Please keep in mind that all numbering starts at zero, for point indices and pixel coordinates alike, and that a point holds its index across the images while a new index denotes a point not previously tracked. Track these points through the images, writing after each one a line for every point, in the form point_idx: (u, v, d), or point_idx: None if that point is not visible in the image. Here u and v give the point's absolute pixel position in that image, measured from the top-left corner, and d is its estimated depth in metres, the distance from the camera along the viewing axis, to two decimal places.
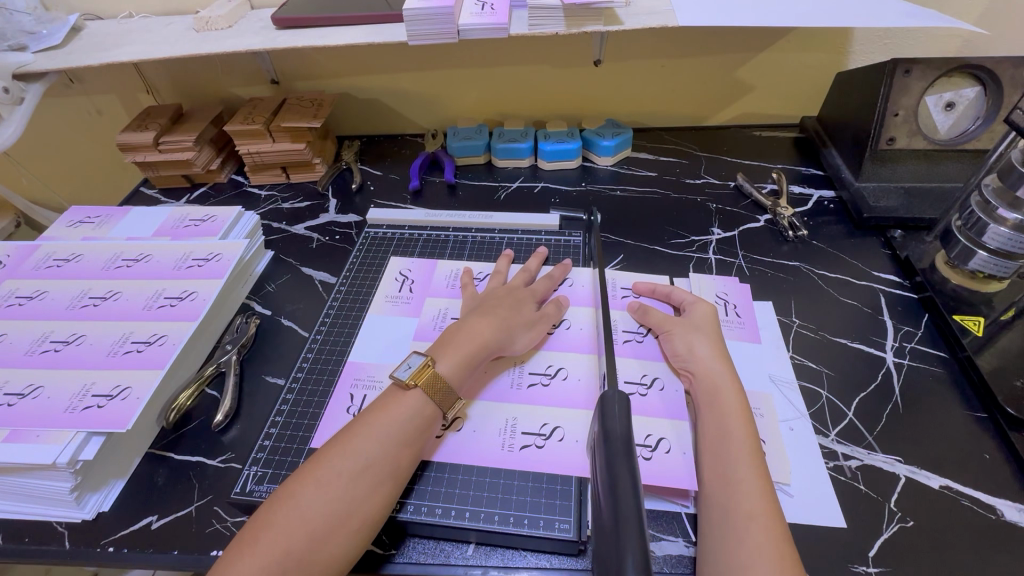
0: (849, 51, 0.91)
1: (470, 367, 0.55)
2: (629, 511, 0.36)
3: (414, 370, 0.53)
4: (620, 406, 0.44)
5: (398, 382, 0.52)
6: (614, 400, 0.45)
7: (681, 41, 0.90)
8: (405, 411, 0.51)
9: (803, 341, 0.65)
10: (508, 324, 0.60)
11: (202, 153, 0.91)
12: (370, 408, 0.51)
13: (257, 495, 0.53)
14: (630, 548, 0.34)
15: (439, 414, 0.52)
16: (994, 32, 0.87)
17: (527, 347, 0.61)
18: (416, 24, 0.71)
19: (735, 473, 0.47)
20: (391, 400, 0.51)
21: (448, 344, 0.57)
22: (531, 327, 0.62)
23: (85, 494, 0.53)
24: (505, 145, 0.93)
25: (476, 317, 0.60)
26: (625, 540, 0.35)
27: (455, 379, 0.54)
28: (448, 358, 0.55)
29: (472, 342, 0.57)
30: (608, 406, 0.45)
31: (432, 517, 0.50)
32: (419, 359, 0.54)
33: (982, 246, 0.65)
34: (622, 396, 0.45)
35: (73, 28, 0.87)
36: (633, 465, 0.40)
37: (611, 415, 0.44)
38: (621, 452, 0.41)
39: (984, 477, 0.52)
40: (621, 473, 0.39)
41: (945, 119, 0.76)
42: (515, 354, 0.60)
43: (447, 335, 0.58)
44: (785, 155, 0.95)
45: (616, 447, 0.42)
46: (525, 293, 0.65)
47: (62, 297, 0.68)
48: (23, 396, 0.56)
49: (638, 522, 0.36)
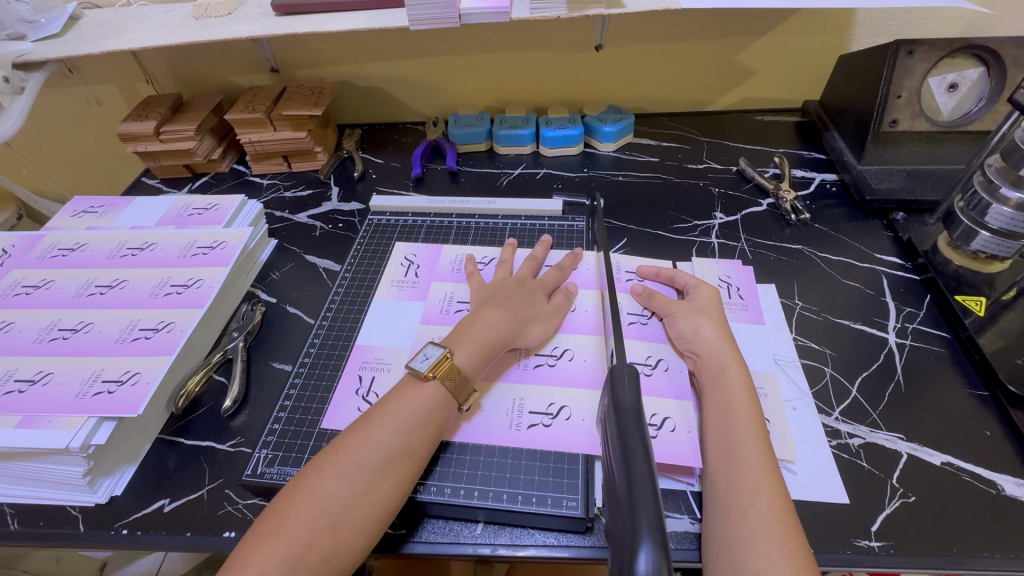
0: (851, 34, 0.90)
1: (485, 359, 0.56)
2: (641, 480, 0.37)
3: (432, 362, 0.53)
4: (630, 379, 0.45)
5: (414, 373, 0.53)
6: (624, 373, 0.46)
7: (682, 25, 0.89)
8: (422, 400, 0.51)
9: (806, 322, 0.66)
10: (520, 316, 0.60)
11: (203, 143, 0.91)
12: (385, 397, 0.52)
13: (268, 477, 0.54)
14: (645, 514, 0.35)
15: (455, 404, 0.53)
16: (997, 12, 0.87)
17: (540, 342, 0.61)
18: (418, 9, 0.71)
19: (739, 449, 0.48)
20: (407, 389, 0.52)
21: (463, 335, 0.57)
22: (544, 318, 0.62)
23: (98, 478, 0.54)
24: (506, 131, 0.92)
25: (488, 309, 0.60)
26: (641, 508, 0.35)
27: (470, 370, 0.54)
28: (463, 349, 0.55)
29: (487, 334, 0.57)
30: (617, 378, 0.45)
31: (441, 496, 0.50)
32: (436, 351, 0.55)
33: (984, 226, 0.65)
34: (631, 369, 0.46)
35: (70, 16, 0.86)
36: (644, 435, 0.41)
37: (621, 386, 0.45)
38: (632, 423, 0.42)
39: (985, 453, 0.53)
40: (632, 442, 0.40)
41: (948, 101, 0.76)
42: (527, 346, 0.60)
43: (460, 327, 0.58)
44: (787, 139, 0.95)
45: (627, 417, 0.42)
46: (536, 284, 0.65)
47: (68, 285, 0.68)
48: (34, 382, 0.57)
49: (651, 489, 0.37)
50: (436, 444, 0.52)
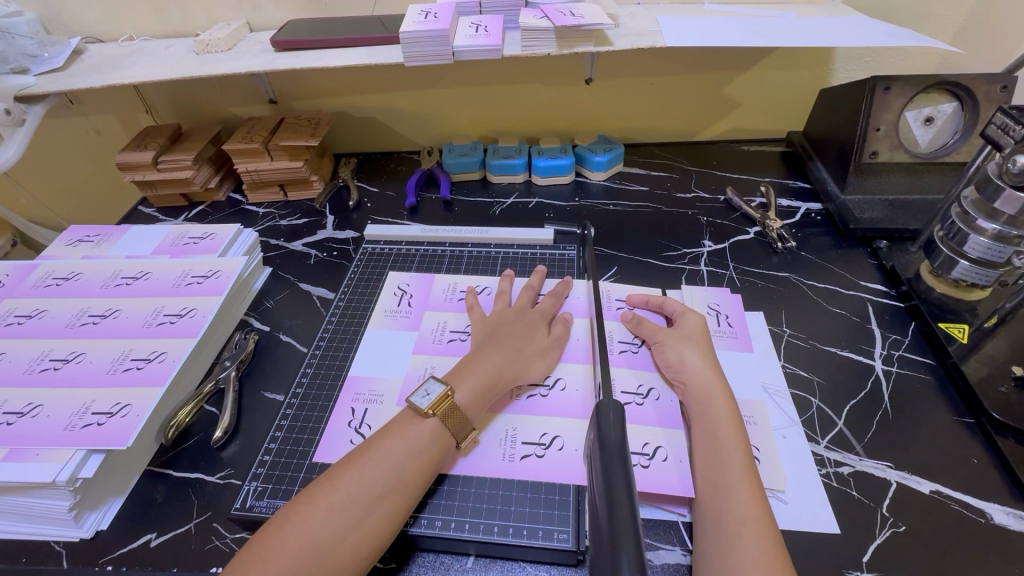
0: (831, 69, 0.94)
1: (486, 397, 0.56)
2: (623, 517, 0.37)
3: (433, 399, 0.53)
4: (615, 415, 0.45)
5: (415, 409, 0.53)
6: (609, 409, 0.46)
7: (669, 60, 0.93)
8: (421, 437, 0.51)
9: (795, 350, 0.67)
10: (520, 350, 0.61)
11: (201, 172, 0.93)
12: (382, 431, 0.52)
13: (257, 511, 0.53)
14: (625, 551, 0.35)
15: (453, 442, 0.53)
16: (968, 49, 0.91)
17: (541, 374, 0.61)
18: (413, 46, 0.73)
19: (725, 480, 0.48)
20: (406, 425, 0.52)
21: (465, 371, 0.57)
22: (544, 350, 0.62)
23: (84, 512, 0.53)
24: (499, 161, 0.95)
25: (490, 347, 0.60)
26: (621, 545, 0.35)
27: (470, 409, 0.54)
28: (464, 386, 0.55)
29: (489, 370, 0.57)
30: (603, 414, 0.46)
31: (433, 530, 0.50)
32: (437, 387, 0.55)
33: (964, 255, 0.66)
34: (617, 404, 0.46)
35: (74, 51, 0.88)
36: (628, 472, 0.41)
37: (607, 423, 0.45)
38: (616, 459, 0.42)
39: (974, 481, 0.54)
40: (616, 478, 0.40)
41: (925, 133, 0.79)
42: (527, 382, 0.60)
43: (463, 363, 0.59)
44: (772, 168, 0.97)
45: (612, 454, 0.43)
46: (535, 314, 0.66)
47: (62, 315, 0.68)
48: (23, 414, 0.56)
49: (632, 526, 0.37)
50: (434, 477, 0.52)
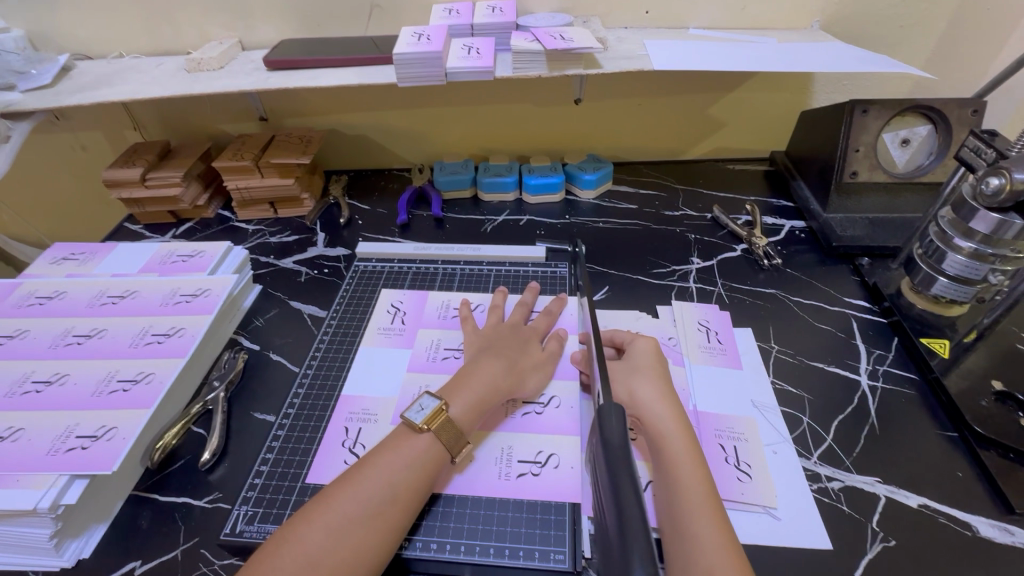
0: (811, 92, 0.97)
1: (482, 411, 0.56)
2: (632, 510, 0.35)
3: (427, 414, 0.53)
4: (619, 415, 0.42)
5: (409, 424, 0.53)
6: (611, 409, 0.43)
7: (656, 83, 0.95)
8: (417, 455, 0.51)
9: (782, 365, 0.68)
10: (515, 366, 0.61)
11: (190, 189, 0.92)
12: (379, 447, 0.52)
13: (248, 536, 0.52)
14: (637, 552, 0.32)
15: (447, 456, 0.52)
16: (939, 76, 0.95)
17: (535, 391, 0.62)
18: (406, 67, 0.74)
19: (689, 527, 0.45)
20: (401, 440, 0.52)
21: (459, 386, 0.57)
22: (538, 366, 0.63)
23: (64, 540, 0.52)
24: (490, 179, 0.96)
25: (484, 362, 0.60)
26: (633, 548, 0.33)
27: (465, 423, 0.54)
28: (460, 401, 0.55)
29: (483, 386, 0.57)
30: (605, 416, 0.43)
31: (428, 552, 0.50)
32: (431, 401, 0.55)
33: (942, 272, 0.68)
34: (619, 406, 0.43)
35: (62, 67, 0.88)
36: (634, 473, 0.38)
37: (609, 424, 0.42)
38: (621, 459, 0.39)
39: (957, 494, 0.55)
40: (627, 501, 0.36)
41: (902, 154, 0.82)
42: (523, 396, 0.61)
43: (458, 376, 0.58)
44: (757, 187, 1.00)
45: (617, 454, 0.39)
46: (528, 331, 0.66)
47: (44, 335, 0.67)
48: (3, 439, 0.55)
49: (643, 526, 0.34)
50: (427, 496, 0.51)
